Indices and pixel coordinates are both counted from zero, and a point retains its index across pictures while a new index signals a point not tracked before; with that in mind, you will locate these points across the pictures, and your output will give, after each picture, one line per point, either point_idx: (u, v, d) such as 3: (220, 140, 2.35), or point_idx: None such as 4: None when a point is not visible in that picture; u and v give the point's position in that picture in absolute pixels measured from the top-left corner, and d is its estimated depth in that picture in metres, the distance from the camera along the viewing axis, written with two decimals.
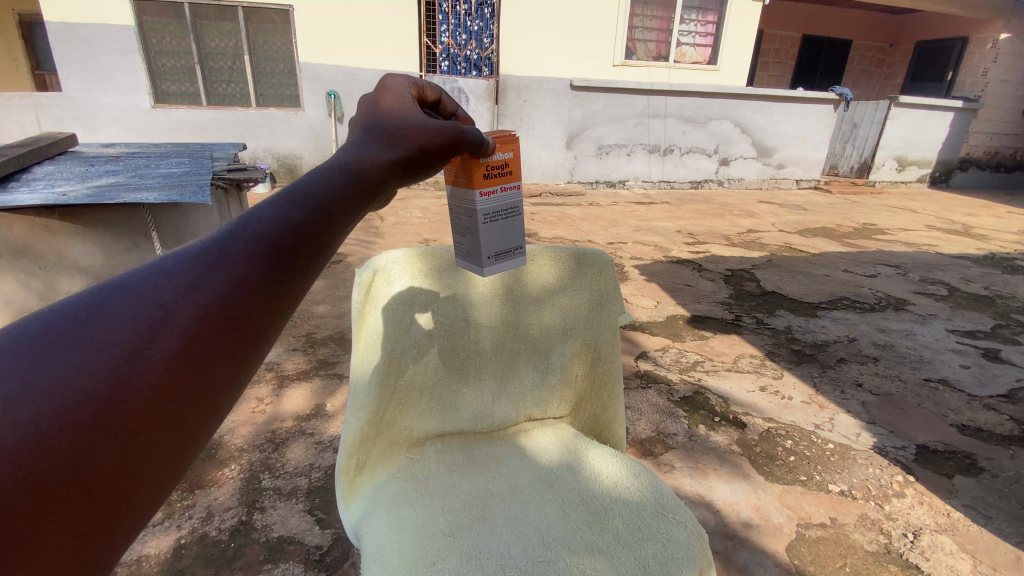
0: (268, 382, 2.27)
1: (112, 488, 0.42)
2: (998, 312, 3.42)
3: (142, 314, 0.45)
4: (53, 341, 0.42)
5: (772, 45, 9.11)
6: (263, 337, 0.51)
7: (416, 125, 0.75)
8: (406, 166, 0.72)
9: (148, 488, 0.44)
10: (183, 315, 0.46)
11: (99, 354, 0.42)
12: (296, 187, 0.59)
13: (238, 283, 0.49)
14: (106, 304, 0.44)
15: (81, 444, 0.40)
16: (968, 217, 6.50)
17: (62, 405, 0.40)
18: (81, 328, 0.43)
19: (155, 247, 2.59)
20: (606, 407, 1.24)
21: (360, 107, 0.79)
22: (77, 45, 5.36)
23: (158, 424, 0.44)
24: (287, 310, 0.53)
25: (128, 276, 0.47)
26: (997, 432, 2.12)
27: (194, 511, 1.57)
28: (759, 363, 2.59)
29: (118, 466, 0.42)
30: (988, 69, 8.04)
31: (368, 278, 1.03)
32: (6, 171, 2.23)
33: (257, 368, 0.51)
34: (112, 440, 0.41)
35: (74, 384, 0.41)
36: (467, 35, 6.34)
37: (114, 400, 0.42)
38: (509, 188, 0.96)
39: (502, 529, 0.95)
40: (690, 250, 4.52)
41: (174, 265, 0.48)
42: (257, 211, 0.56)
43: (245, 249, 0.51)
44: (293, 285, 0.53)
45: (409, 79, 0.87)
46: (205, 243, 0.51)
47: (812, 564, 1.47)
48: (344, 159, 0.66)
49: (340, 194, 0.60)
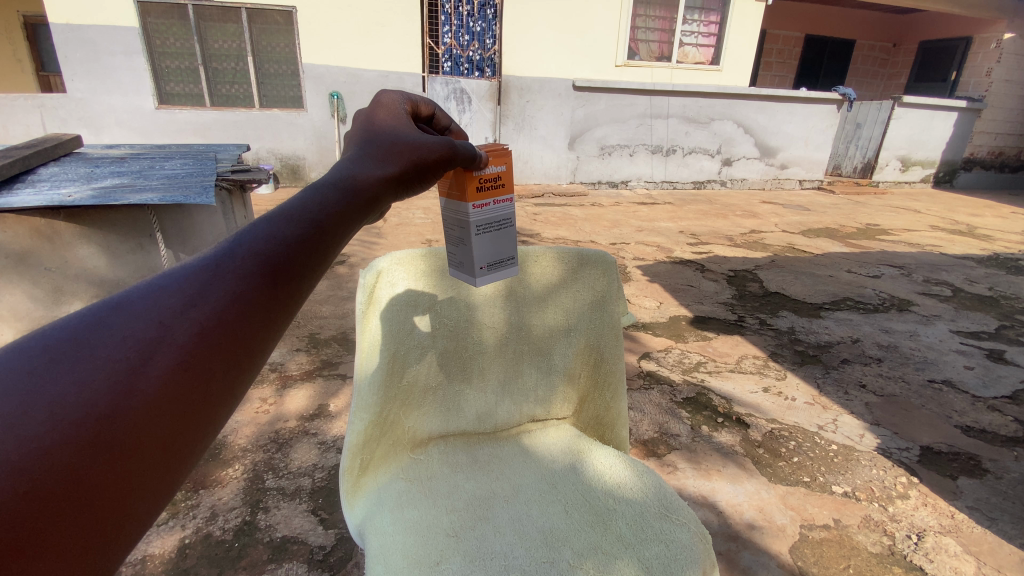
0: (271, 382, 2.28)
1: (111, 499, 0.42)
2: (1003, 313, 3.40)
3: (140, 331, 0.45)
4: (54, 357, 0.42)
5: (774, 46, 9.03)
6: (259, 351, 0.51)
7: (411, 142, 0.76)
8: (401, 180, 0.73)
9: (146, 502, 0.44)
10: (181, 332, 0.46)
11: (98, 371, 0.42)
12: (293, 203, 0.60)
13: (233, 300, 0.49)
14: (105, 322, 0.45)
15: (79, 457, 0.40)
16: (973, 217, 6.46)
17: (62, 421, 0.40)
18: (83, 345, 0.43)
19: (161, 249, 2.66)
20: (609, 407, 1.25)
21: (354, 123, 0.80)
22: (81, 46, 5.39)
23: (155, 437, 0.44)
24: (284, 325, 0.54)
25: (126, 294, 0.47)
26: (1001, 433, 2.11)
27: (198, 511, 1.58)
28: (762, 364, 2.58)
29: (113, 478, 0.42)
30: (992, 69, 8.00)
31: (370, 281, 1.03)
32: (11, 173, 2.25)
33: (254, 380, 0.51)
34: (111, 454, 0.42)
35: (75, 401, 0.41)
36: (469, 36, 6.31)
37: (111, 415, 0.42)
38: (501, 201, 0.96)
39: (505, 530, 0.95)
40: (693, 250, 4.51)
41: (172, 282, 0.48)
42: (254, 227, 0.56)
43: (243, 266, 0.51)
44: (289, 300, 0.53)
45: (404, 95, 0.88)
46: (204, 260, 0.51)
47: (815, 566, 1.47)
48: (340, 174, 0.66)
49: (335, 210, 0.61)
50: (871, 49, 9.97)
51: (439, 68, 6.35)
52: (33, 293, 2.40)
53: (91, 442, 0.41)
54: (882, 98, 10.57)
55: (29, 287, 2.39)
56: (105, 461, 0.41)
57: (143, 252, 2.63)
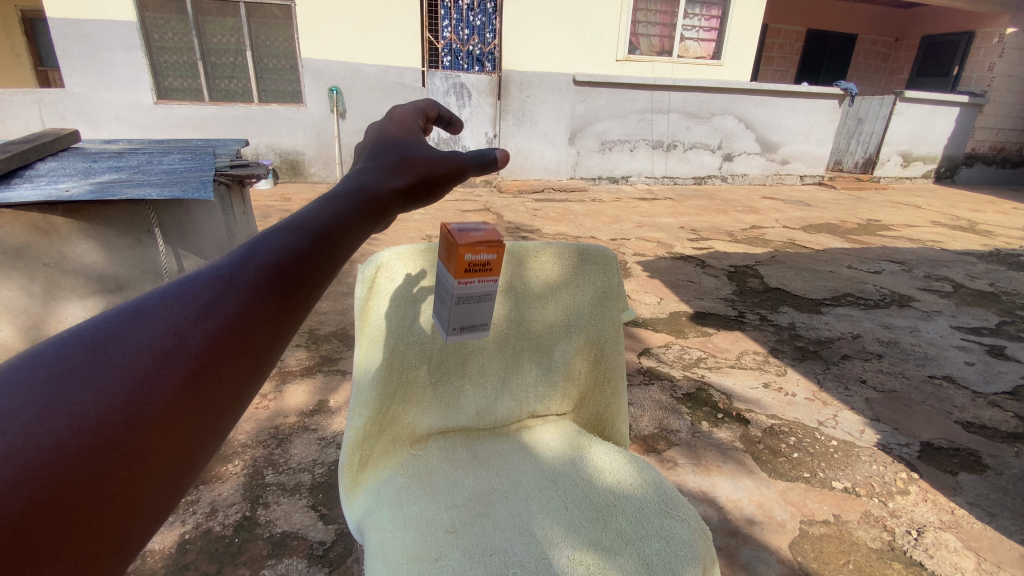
0: (270, 378, 2.28)
1: (120, 503, 0.41)
2: (1003, 309, 3.39)
3: (155, 340, 0.44)
4: (73, 366, 0.41)
5: (776, 40, 9.01)
6: (266, 358, 0.50)
7: (423, 156, 0.76)
8: (409, 193, 0.73)
9: (154, 507, 0.42)
10: (194, 342, 0.45)
11: (114, 379, 0.42)
12: (302, 215, 0.60)
13: (244, 310, 0.49)
14: (123, 330, 0.44)
15: (91, 463, 0.39)
16: (974, 213, 6.44)
17: (78, 427, 0.39)
18: (101, 354, 0.43)
19: (159, 243, 2.65)
20: (608, 403, 1.26)
21: (368, 136, 0.80)
22: (79, 41, 5.37)
23: (166, 442, 0.43)
24: (289, 336, 0.53)
25: (141, 302, 0.46)
26: (1002, 429, 2.10)
27: (198, 506, 1.57)
28: (762, 360, 2.58)
29: (126, 482, 0.41)
30: (994, 64, 7.98)
31: (369, 275, 1.01)
32: (8, 169, 2.23)
33: (260, 387, 0.50)
34: (123, 459, 0.41)
35: (91, 408, 0.40)
36: (470, 30, 6.24)
37: (125, 422, 0.41)
38: (488, 282, 0.92)
39: (505, 527, 0.95)
40: (693, 246, 4.51)
41: (186, 292, 0.48)
42: (266, 236, 0.56)
43: (254, 278, 0.51)
44: (297, 310, 0.53)
45: (415, 106, 0.88)
46: (217, 269, 0.51)
47: (815, 561, 1.47)
48: (352, 185, 0.67)
49: (344, 220, 0.60)
50: (873, 44, 9.94)
51: (439, 63, 6.30)
52: (31, 289, 2.38)
53: (107, 448, 0.40)
54: (884, 93, 10.50)
55: (26, 282, 2.37)
56: (119, 465, 0.40)
57: (142, 247, 2.63)
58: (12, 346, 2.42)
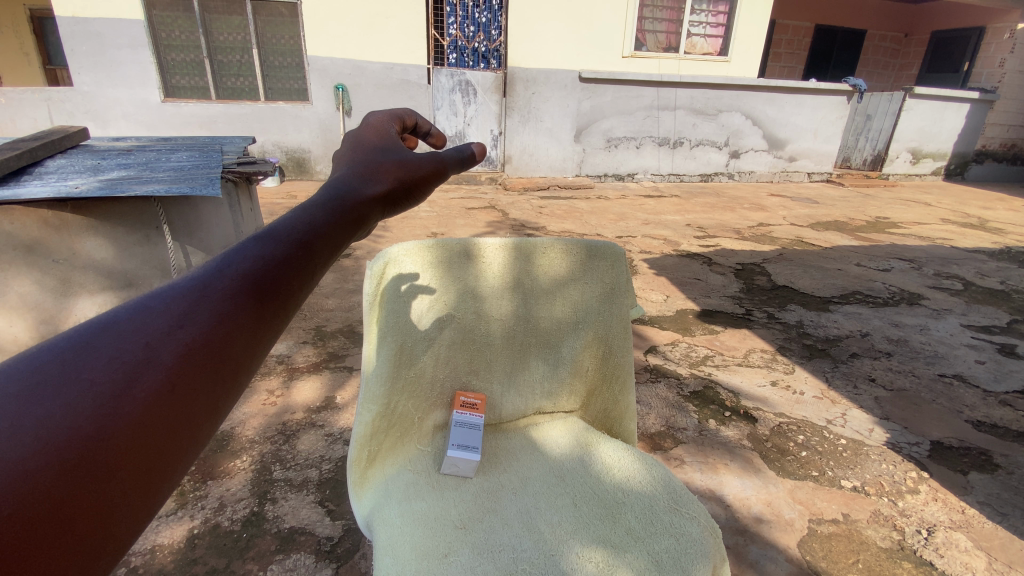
0: (279, 373, 2.29)
1: (91, 524, 0.34)
2: (1015, 307, 3.34)
3: (125, 353, 0.39)
4: (43, 379, 0.36)
5: (783, 36, 8.91)
6: (244, 370, 0.44)
7: (399, 161, 0.73)
8: (389, 199, 0.69)
9: (127, 527, 0.36)
10: (168, 353, 0.40)
11: (84, 394, 0.36)
12: (278, 225, 0.55)
13: (219, 321, 0.43)
14: (93, 344, 0.38)
15: (60, 481, 0.33)
16: (985, 211, 6.35)
17: (45, 444, 0.34)
18: (71, 367, 0.37)
19: (166, 239, 2.70)
20: (617, 401, 1.24)
21: (344, 142, 0.77)
22: (88, 39, 5.40)
23: (140, 457, 0.37)
24: (268, 347, 0.47)
25: (113, 315, 0.41)
26: (1012, 428, 2.08)
27: (206, 501, 1.58)
28: (770, 358, 2.56)
29: (99, 502, 0.35)
30: (1005, 60, 7.89)
31: (377, 272, 0.99)
32: (17, 165, 2.25)
33: (239, 400, 0.43)
34: (98, 474, 0.35)
35: (57, 424, 0.34)
36: (475, 27, 6.23)
37: (98, 436, 0.35)
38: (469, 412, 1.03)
39: (513, 523, 0.95)
40: (700, 244, 4.48)
41: (159, 302, 0.43)
42: (241, 247, 0.51)
43: (229, 288, 0.46)
44: (275, 321, 0.47)
45: (391, 113, 0.87)
46: (191, 279, 0.46)
47: (824, 561, 1.46)
48: (330, 194, 0.63)
49: (323, 228, 0.56)
50: (883, 40, 9.88)
51: (445, 60, 6.31)
52: (41, 285, 2.37)
53: (77, 462, 0.34)
54: (893, 90, 10.43)
55: (39, 278, 2.36)
56: (91, 483, 0.35)
57: (150, 244, 2.66)
58: (25, 342, 2.39)
